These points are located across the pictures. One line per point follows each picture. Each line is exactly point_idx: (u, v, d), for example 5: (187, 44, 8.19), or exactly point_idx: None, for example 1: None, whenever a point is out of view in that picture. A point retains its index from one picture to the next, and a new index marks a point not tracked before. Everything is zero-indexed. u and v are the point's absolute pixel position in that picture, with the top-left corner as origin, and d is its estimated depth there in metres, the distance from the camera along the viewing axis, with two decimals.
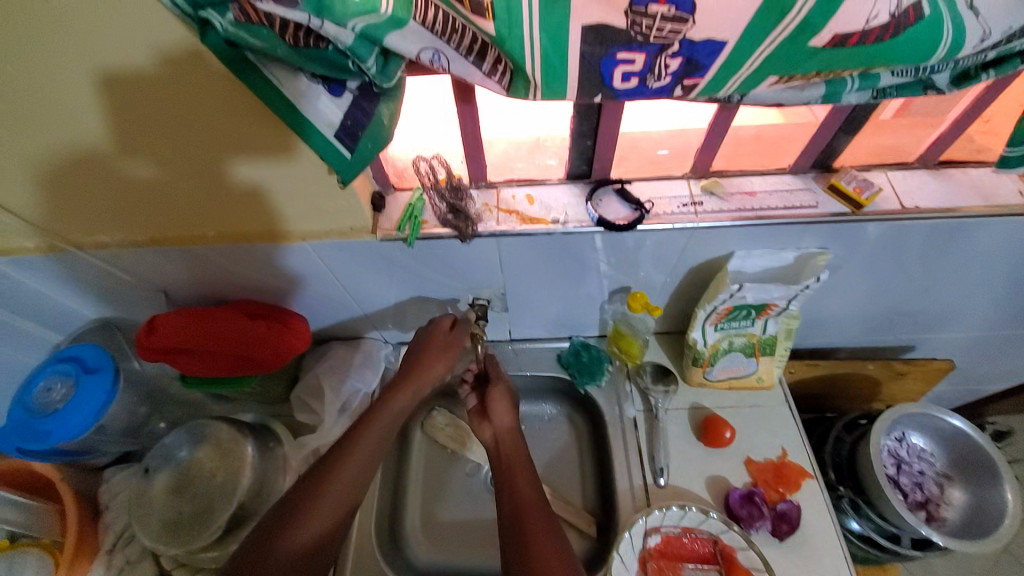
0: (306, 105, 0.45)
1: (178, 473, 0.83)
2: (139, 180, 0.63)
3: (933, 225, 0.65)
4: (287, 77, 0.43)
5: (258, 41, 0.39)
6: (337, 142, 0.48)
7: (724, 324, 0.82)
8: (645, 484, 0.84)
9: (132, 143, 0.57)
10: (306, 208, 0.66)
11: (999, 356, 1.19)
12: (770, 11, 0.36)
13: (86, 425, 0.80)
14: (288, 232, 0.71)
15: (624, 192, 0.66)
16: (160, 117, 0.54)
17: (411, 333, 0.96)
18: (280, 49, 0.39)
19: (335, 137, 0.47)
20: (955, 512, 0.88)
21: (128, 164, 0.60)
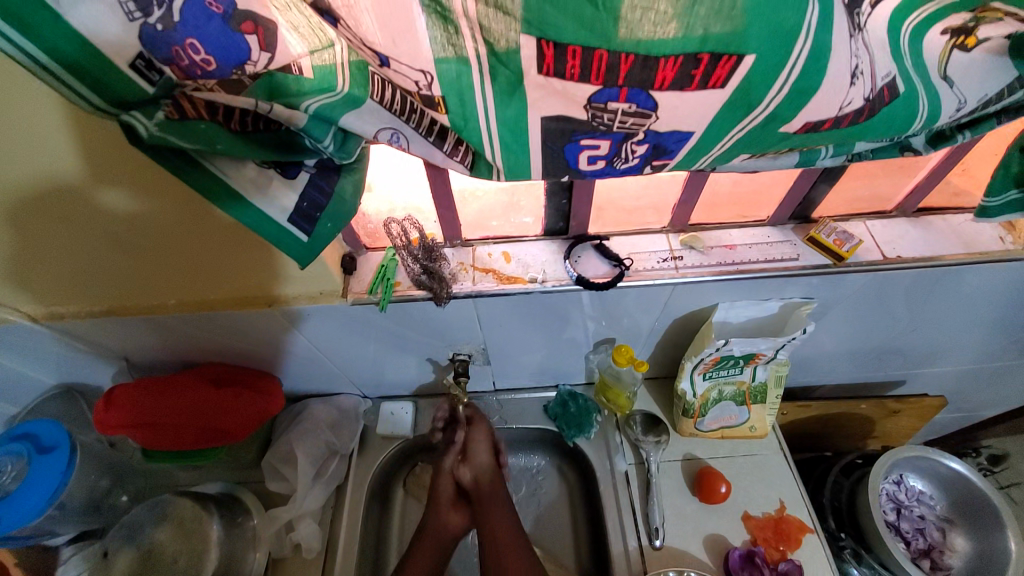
0: (254, 193, 0.41)
1: (139, 556, 0.75)
2: (119, 218, 0.55)
3: (916, 273, 0.65)
4: (232, 166, 0.40)
5: (190, 141, 0.35)
6: (291, 226, 0.44)
7: (712, 374, 0.80)
8: (639, 547, 0.80)
9: (94, 206, 0.53)
10: (292, 272, 0.63)
11: (991, 385, 1.17)
12: (737, 105, 0.35)
13: (39, 508, 0.73)
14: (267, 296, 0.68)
15: (603, 248, 0.65)
16: (128, 179, 0.51)
17: (390, 386, 0.94)
18: (220, 143, 0.36)
19: (289, 224, 0.44)
20: (960, 560, 0.85)
21: (110, 201, 0.52)
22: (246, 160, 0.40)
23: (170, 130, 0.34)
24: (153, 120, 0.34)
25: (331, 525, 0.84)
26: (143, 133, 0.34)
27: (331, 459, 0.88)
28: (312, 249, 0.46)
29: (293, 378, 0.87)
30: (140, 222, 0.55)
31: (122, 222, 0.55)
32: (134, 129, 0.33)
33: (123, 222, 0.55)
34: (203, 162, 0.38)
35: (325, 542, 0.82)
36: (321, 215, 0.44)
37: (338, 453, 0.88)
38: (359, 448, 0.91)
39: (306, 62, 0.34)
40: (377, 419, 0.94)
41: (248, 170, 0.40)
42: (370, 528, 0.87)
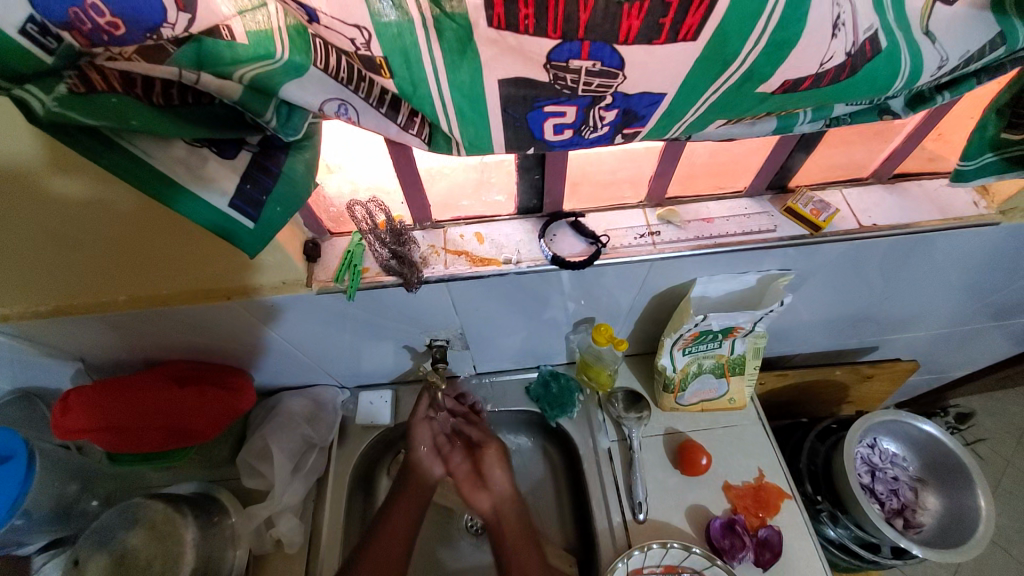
0: (186, 175, 0.38)
1: (112, 563, 0.72)
2: (67, 207, 0.50)
3: (891, 241, 0.64)
4: (156, 148, 0.37)
5: (97, 120, 0.32)
6: (233, 211, 0.41)
7: (692, 348, 0.79)
8: (625, 521, 0.81)
9: (25, 199, 0.48)
10: (258, 264, 0.59)
11: (960, 347, 1.21)
12: (711, 61, 0.32)
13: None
14: (236, 289, 0.63)
15: (578, 225, 0.62)
16: (60, 167, 0.46)
17: (368, 375, 0.91)
18: (136, 119, 0.33)
19: (230, 209, 0.40)
20: (931, 517, 0.88)
21: (57, 188, 0.48)
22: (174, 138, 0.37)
23: (74, 106, 0.31)
24: (51, 95, 0.30)
25: (313, 517, 0.82)
26: (40, 111, 0.30)
27: (309, 452, 0.85)
28: (262, 236, 0.43)
29: (266, 373, 0.84)
30: (79, 213, 0.50)
31: (61, 215, 0.50)
32: (28, 106, 0.29)
33: (63, 215, 0.50)
34: (119, 142, 0.35)
35: (307, 535, 0.80)
36: (268, 199, 0.41)
37: (316, 446, 0.86)
38: (339, 438, 0.89)
39: (238, 26, 0.30)
40: (356, 409, 0.92)
41: (175, 149, 0.37)
42: (354, 516, 0.86)
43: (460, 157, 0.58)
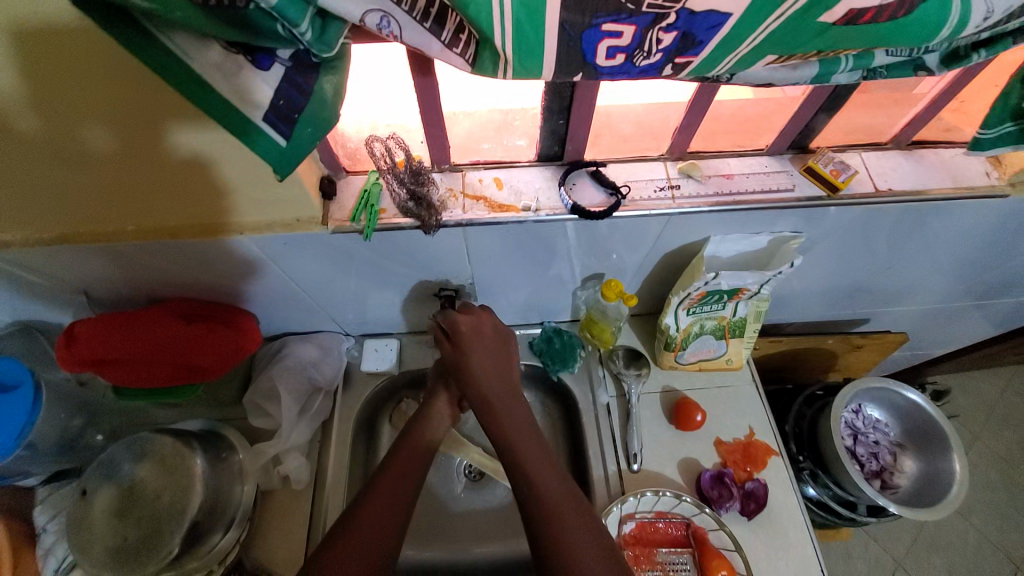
0: (222, 82, 0.38)
1: (121, 492, 0.74)
2: (70, 129, 0.49)
3: (906, 207, 0.65)
4: (195, 47, 0.36)
5: (145, 0, 0.31)
6: (266, 126, 0.40)
7: (696, 308, 0.81)
8: (619, 471, 0.84)
9: (22, 104, 0.46)
10: (253, 195, 0.58)
11: (944, 324, 1.26)
12: None
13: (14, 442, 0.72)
14: (230, 221, 0.62)
15: (599, 175, 0.61)
16: (58, 80, 0.44)
17: (373, 322, 0.92)
18: (180, 12, 0.32)
19: (264, 123, 0.39)
20: (908, 479, 0.94)
21: (60, 105, 0.47)
22: (211, 39, 0.36)
23: None
24: None
25: (318, 458, 0.84)
26: None
27: (314, 395, 0.87)
28: (287, 158, 0.42)
29: (273, 315, 0.84)
30: (92, 124, 0.48)
31: (59, 130, 0.49)
32: None
33: (59, 130, 0.49)
34: (158, 36, 0.35)
35: (313, 473, 0.83)
36: (299, 117, 0.40)
37: (322, 390, 0.88)
38: (343, 385, 0.91)
39: None
40: (361, 356, 0.93)
41: (211, 52, 0.36)
42: (357, 461, 0.89)
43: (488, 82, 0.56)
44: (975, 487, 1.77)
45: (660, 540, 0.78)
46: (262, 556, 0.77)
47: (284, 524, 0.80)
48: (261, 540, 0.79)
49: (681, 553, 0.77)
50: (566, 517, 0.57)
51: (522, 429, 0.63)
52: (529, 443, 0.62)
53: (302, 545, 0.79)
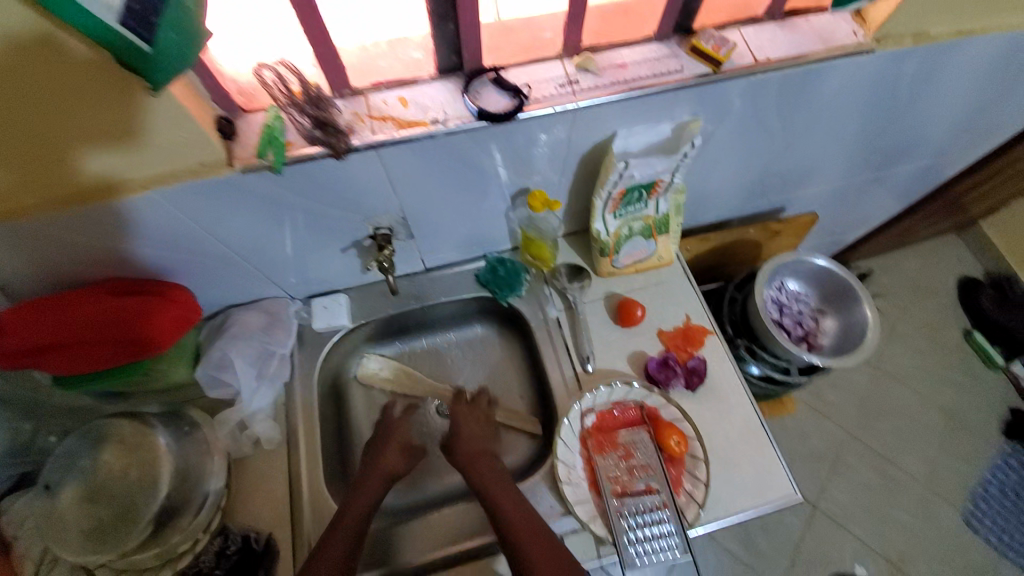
0: None
1: (87, 481, 0.72)
2: None
3: (785, 74, 0.71)
4: None
5: None
6: (125, 30, 0.43)
7: (622, 211, 0.86)
8: (575, 374, 0.90)
9: None
10: (151, 151, 0.57)
11: (853, 203, 1.39)
12: None
13: None
14: (131, 184, 0.60)
15: (500, 80, 0.63)
16: None
17: (317, 279, 0.91)
18: None
19: (120, 22, 0.42)
20: (829, 338, 1.05)
21: None
22: None
23: None
24: None
25: (287, 419, 0.84)
26: None
27: (269, 360, 0.83)
28: (160, 61, 0.46)
29: (208, 287, 0.82)
30: None
31: None
32: None
33: None
34: None
35: (282, 432, 0.83)
36: (158, 21, 0.43)
37: (275, 353, 0.84)
38: (297, 344, 0.90)
39: None
40: (311, 316, 0.91)
41: None
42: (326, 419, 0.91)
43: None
44: (904, 354, 1.98)
45: (618, 425, 0.84)
46: (247, 518, 0.77)
47: (262, 485, 0.79)
48: (243, 504, 0.78)
49: (636, 431, 0.82)
50: (523, 534, 0.70)
51: (483, 465, 0.79)
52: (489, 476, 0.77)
53: (284, 501, 0.78)
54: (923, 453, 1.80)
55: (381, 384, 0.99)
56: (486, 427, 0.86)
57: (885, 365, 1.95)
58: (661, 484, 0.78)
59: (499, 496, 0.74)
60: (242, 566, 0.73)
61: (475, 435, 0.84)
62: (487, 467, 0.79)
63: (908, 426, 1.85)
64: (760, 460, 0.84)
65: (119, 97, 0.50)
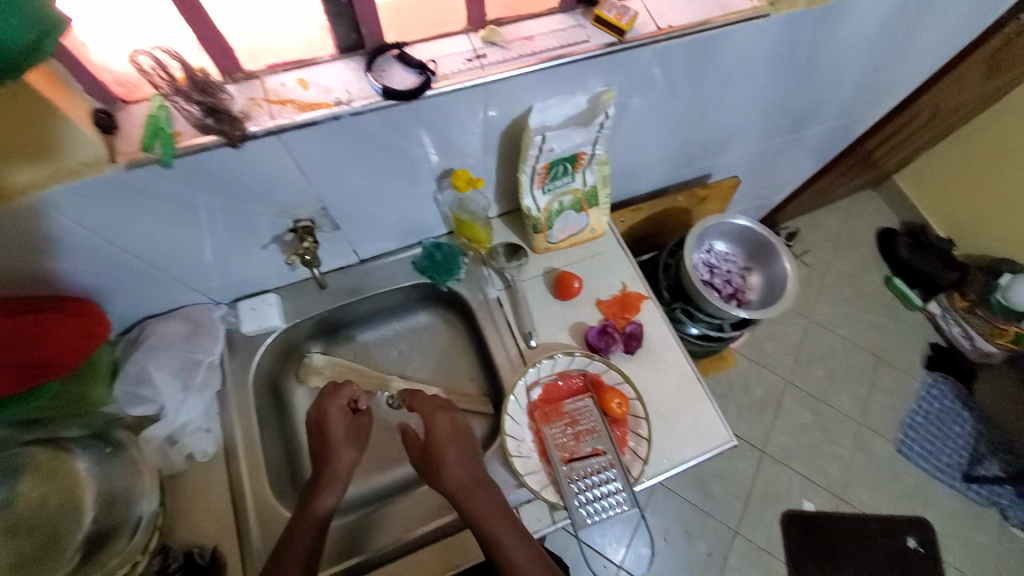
0: None
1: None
2: None
3: (689, 40, 0.73)
4: None
5: None
6: None
7: (550, 185, 0.87)
8: (519, 350, 0.91)
9: None
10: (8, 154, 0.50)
11: (773, 166, 1.47)
12: None
13: None
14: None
15: (404, 56, 0.61)
16: None
17: (240, 282, 0.86)
18: None
19: None
20: (756, 293, 1.11)
21: None
22: None
23: None
24: None
25: (221, 428, 0.80)
26: None
27: (195, 369, 0.79)
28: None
29: (116, 299, 0.75)
30: None
31: None
32: None
33: None
34: None
35: (217, 444, 0.79)
36: None
37: (202, 362, 0.79)
38: (227, 353, 0.85)
39: None
40: (239, 319, 0.87)
41: None
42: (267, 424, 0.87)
43: None
44: (835, 304, 2.12)
45: (564, 395, 0.86)
46: (189, 533, 0.73)
47: (202, 498, 0.76)
48: (182, 520, 0.74)
49: (580, 398, 0.84)
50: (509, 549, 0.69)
51: (474, 496, 0.73)
52: (484, 510, 0.72)
53: (228, 512, 0.75)
54: (854, 393, 1.96)
55: (324, 382, 0.96)
56: (461, 436, 0.79)
57: (817, 316, 2.10)
58: (608, 445, 0.81)
59: (490, 525, 0.71)
60: None
61: (461, 461, 0.76)
62: (479, 497, 0.73)
63: (839, 369, 2.00)
64: (698, 412, 0.88)
65: None
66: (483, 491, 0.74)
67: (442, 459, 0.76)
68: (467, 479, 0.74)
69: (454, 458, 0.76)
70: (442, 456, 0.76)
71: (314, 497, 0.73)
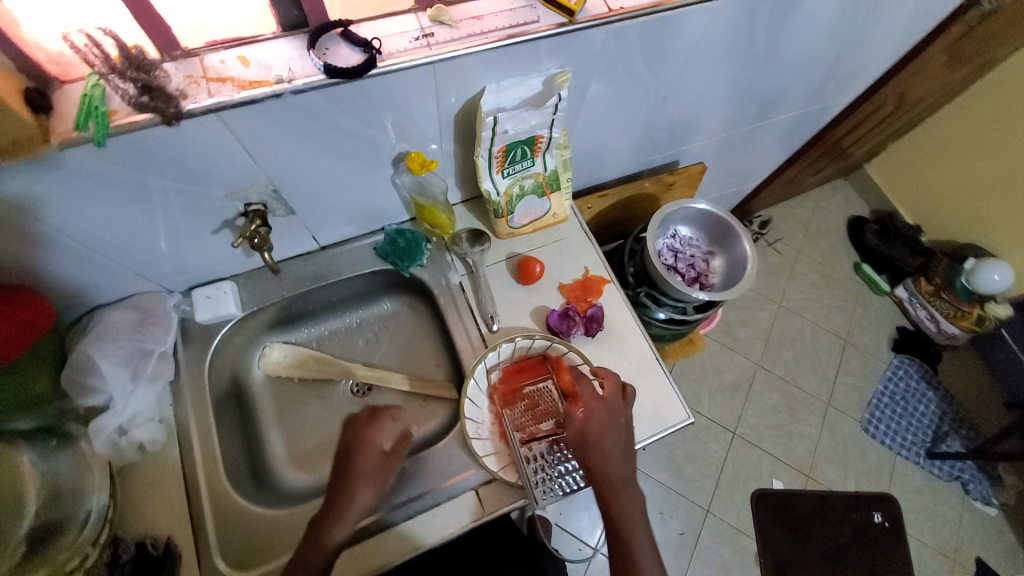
0: None
1: None
2: None
3: (642, 22, 0.73)
4: None
5: None
6: None
7: (509, 169, 0.87)
8: (481, 335, 0.91)
9: None
10: None
11: (740, 153, 1.49)
12: None
13: None
14: None
15: (349, 34, 0.60)
16: None
17: (194, 271, 0.84)
18: None
19: None
20: (718, 276, 1.14)
21: None
22: None
23: None
24: None
25: (176, 419, 0.79)
26: None
27: (145, 359, 0.78)
28: None
29: (59, 290, 0.72)
30: None
31: None
32: None
33: None
34: None
35: (170, 432, 0.78)
36: None
37: (155, 351, 0.78)
38: (183, 341, 0.84)
39: None
40: (193, 307, 0.85)
41: None
42: (226, 415, 0.86)
43: None
44: (804, 290, 2.18)
45: (523, 379, 0.87)
46: (143, 524, 0.72)
47: (155, 493, 0.74)
48: (136, 511, 0.73)
49: (541, 381, 0.86)
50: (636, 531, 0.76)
51: (618, 493, 0.76)
52: (622, 506, 0.76)
53: (184, 505, 0.74)
54: (821, 375, 2.02)
55: (288, 372, 0.97)
56: (613, 419, 0.79)
57: (787, 302, 2.15)
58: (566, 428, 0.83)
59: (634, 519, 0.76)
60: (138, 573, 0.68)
61: (610, 459, 0.77)
62: (623, 493, 0.77)
63: (807, 352, 2.06)
64: (655, 392, 0.91)
65: None
66: (626, 485, 0.77)
67: (588, 457, 0.77)
68: (615, 477, 0.77)
69: (602, 458, 0.77)
70: (591, 449, 0.77)
71: (323, 527, 0.72)
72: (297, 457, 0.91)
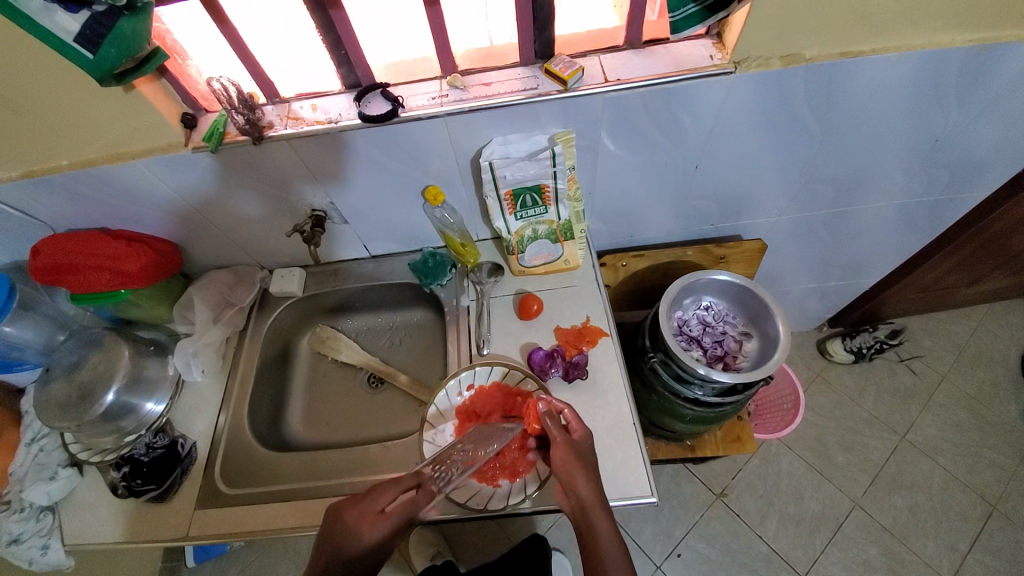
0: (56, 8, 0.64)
1: (67, 381, 0.91)
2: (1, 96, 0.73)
3: (640, 91, 0.80)
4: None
5: None
6: (77, 44, 0.64)
7: (521, 213, 0.96)
8: (470, 354, 1.00)
9: None
10: (125, 127, 0.80)
11: (831, 241, 1.31)
12: None
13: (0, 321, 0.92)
14: (124, 153, 0.84)
15: (385, 92, 0.80)
16: None
17: (278, 255, 1.12)
18: None
19: (76, 43, 0.63)
20: (748, 361, 1.03)
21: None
22: None
23: None
24: None
25: (231, 357, 1.05)
26: None
27: (227, 309, 1.06)
28: (101, 65, 0.67)
29: (192, 248, 1.05)
30: (25, 86, 0.72)
31: None
32: None
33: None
34: None
35: (223, 367, 1.04)
36: (103, 42, 0.64)
37: (233, 305, 1.07)
38: (259, 305, 1.11)
39: None
40: (271, 282, 1.12)
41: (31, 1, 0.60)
42: (269, 370, 1.09)
43: (287, 36, 0.77)
44: (943, 427, 1.70)
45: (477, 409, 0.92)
46: (185, 427, 0.97)
47: (199, 408, 0.99)
48: (185, 416, 0.98)
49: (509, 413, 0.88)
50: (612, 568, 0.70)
51: (598, 516, 0.72)
52: (602, 532, 0.71)
53: (212, 422, 0.97)
54: (948, 542, 1.52)
55: (325, 352, 1.15)
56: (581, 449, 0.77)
57: (915, 436, 1.69)
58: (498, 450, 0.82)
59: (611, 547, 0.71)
60: (163, 458, 0.90)
61: (590, 480, 0.75)
62: (603, 520, 0.72)
63: (933, 508, 1.58)
64: (620, 457, 0.86)
65: (108, 94, 0.75)
66: (606, 512, 0.73)
67: (572, 477, 0.75)
68: (594, 501, 0.73)
69: (585, 480, 0.74)
70: (576, 470, 0.75)
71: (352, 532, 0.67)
72: (309, 418, 1.10)
